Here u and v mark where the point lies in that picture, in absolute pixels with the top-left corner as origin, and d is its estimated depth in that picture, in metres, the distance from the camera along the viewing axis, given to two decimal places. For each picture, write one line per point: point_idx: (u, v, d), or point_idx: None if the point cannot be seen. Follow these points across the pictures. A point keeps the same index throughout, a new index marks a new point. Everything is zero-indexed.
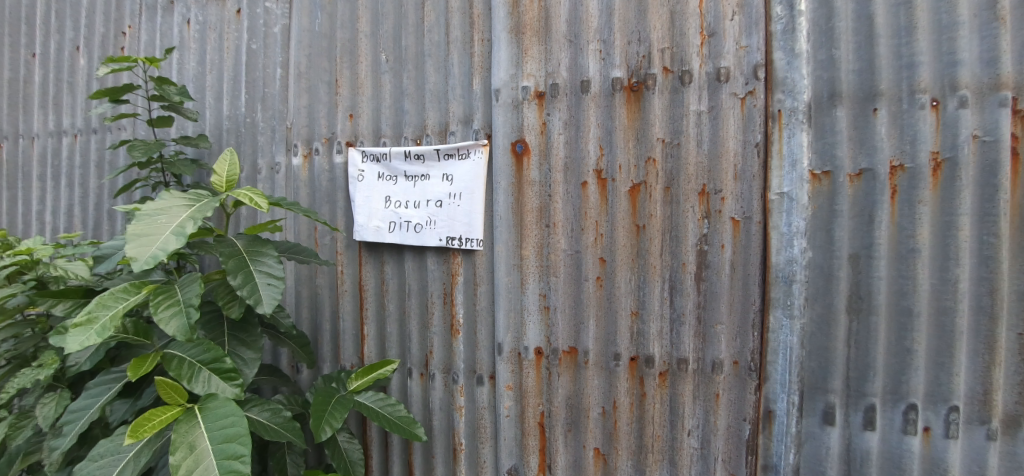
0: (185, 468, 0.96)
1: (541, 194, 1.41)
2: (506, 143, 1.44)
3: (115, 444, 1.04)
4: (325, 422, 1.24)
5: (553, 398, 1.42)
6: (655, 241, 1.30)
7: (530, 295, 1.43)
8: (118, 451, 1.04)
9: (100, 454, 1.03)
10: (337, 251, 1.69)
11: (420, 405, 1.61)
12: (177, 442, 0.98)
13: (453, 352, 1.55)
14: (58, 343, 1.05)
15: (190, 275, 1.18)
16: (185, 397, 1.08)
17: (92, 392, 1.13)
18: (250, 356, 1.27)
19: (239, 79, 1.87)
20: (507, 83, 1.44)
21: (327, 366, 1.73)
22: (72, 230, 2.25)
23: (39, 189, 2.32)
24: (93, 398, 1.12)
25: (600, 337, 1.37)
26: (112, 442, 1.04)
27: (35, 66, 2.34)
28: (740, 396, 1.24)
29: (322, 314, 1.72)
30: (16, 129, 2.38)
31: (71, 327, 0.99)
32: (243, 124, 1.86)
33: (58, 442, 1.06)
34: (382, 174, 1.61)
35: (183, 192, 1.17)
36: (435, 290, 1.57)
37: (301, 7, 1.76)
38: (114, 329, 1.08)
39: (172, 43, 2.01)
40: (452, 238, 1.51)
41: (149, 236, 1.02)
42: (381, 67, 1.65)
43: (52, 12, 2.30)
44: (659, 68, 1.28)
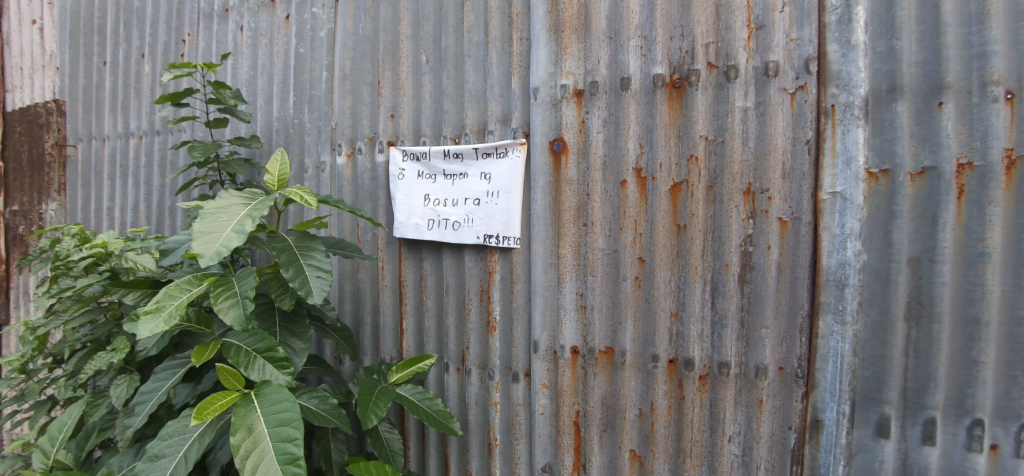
0: (243, 449, 1.01)
1: (579, 193, 1.40)
2: (544, 142, 1.44)
3: (179, 425, 1.09)
4: (370, 412, 1.29)
5: (589, 398, 1.41)
6: (696, 241, 1.26)
7: (566, 294, 1.43)
8: (183, 431, 1.09)
9: (168, 433, 1.09)
10: (378, 247, 1.74)
11: (457, 400, 1.64)
12: (237, 424, 1.04)
13: (489, 348, 1.57)
14: (131, 329, 1.13)
15: (246, 269, 1.25)
16: (242, 383, 1.14)
17: (159, 376, 1.21)
18: (299, 346, 1.33)
19: (288, 82, 1.95)
20: (546, 81, 1.44)
21: (368, 358, 1.78)
22: (138, 225, 2.42)
23: (109, 187, 2.51)
24: (161, 382, 1.19)
25: (637, 338, 1.35)
26: (179, 422, 1.10)
27: (105, 72, 2.52)
28: (785, 403, 1.19)
29: (364, 308, 1.78)
30: (89, 131, 2.57)
31: (142, 314, 1.07)
32: (291, 124, 1.94)
33: (130, 421, 1.14)
34: (421, 172, 1.64)
35: (240, 190, 1.23)
36: (472, 287, 1.58)
37: (346, 11, 1.82)
38: (179, 317, 1.16)
39: (228, 49, 2.12)
40: (489, 236, 1.53)
41: (211, 231, 1.08)
42: (422, 68, 1.68)
43: (120, 22, 2.47)
44: (703, 63, 1.25)
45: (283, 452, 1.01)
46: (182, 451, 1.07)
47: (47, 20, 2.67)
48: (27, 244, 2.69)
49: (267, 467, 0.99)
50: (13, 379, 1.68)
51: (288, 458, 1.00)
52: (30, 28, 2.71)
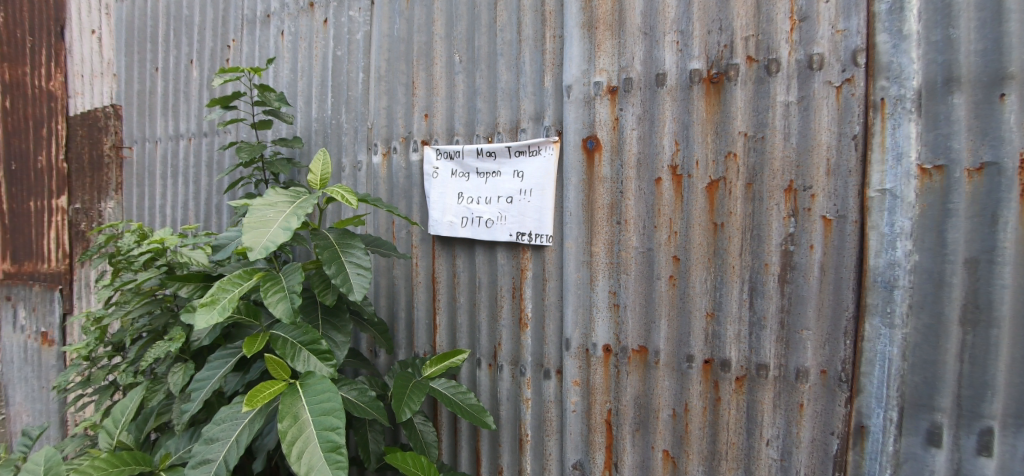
0: (290, 436, 1.06)
1: (612, 191, 1.39)
2: (577, 140, 1.44)
3: (231, 411, 1.15)
4: (405, 404, 1.32)
5: (621, 396, 1.41)
6: (734, 240, 1.24)
7: (599, 292, 1.42)
8: (235, 417, 1.15)
9: (222, 418, 1.15)
10: (413, 244, 1.78)
11: (489, 395, 1.66)
12: (284, 412, 1.09)
13: (521, 345, 1.58)
14: (187, 320, 1.20)
15: (291, 265, 1.30)
16: (288, 373, 1.19)
17: (212, 364, 1.27)
18: (340, 339, 1.38)
19: (326, 84, 2.02)
20: (579, 79, 1.44)
21: (402, 352, 1.83)
22: (187, 222, 2.55)
23: (161, 186, 2.65)
24: (214, 370, 1.26)
25: (672, 337, 1.33)
26: (231, 408, 1.16)
27: (157, 78, 2.66)
28: (828, 408, 1.15)
29: (399, 303, 1.83)
30: (143, 134, 2.72)
31: (198, 306, 1.13)
32: (330, 125, 2.00)
33: (187, 406, 1.21)
34: (455, 171, 1.67)
35: (285, 189, 1.28)
36: (504, 284, 1.60)
37: (382, 14, 1.87)
38: (231, 310, 1.22)
39: (270, 54, 2.21)
40: (522, 233, 1.53)
41: (260, 228, 1.14)
42: (455, 68, 1.70)
43: (171, 30, 2.60)
44: (742, 58, 1.22)
45: (327, 440, 1.05)
46: (234, 436, 1.12)
47: (105, 30, 2.84)
48: (88, 240, 2.87)
49: (312, 454, 1.03)
50: (80, 365, 1.81)
51: (330, 446, 1.04)
52: (90, 38, 2.89)
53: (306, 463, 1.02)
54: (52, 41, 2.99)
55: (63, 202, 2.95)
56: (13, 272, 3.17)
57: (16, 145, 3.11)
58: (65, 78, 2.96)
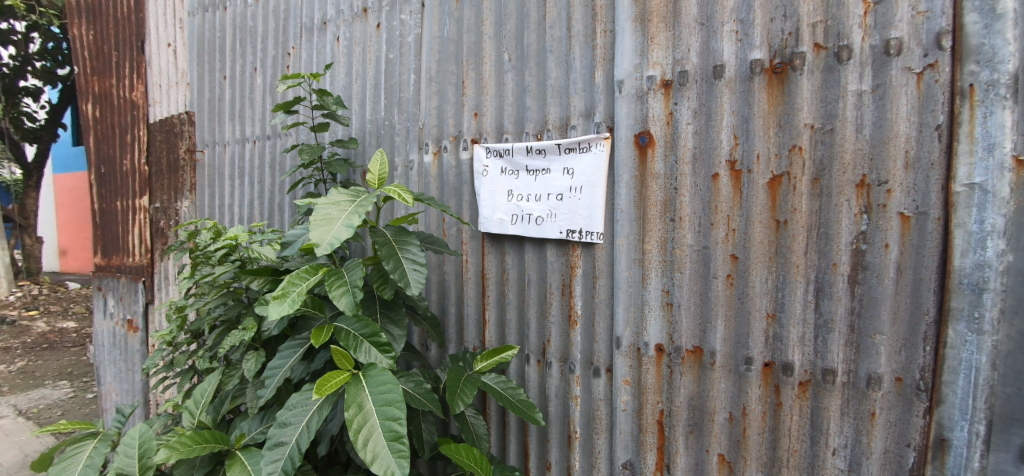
0: (356, 424, 1.11)
1: (665, 187, 1.36)
2: (629, 136, 1.41)
3: (302, 398, 1.22)
4: (458, 398, 1.35)
5: (674, 397, 1.38)
6: (799, 238, 1.18)
7: (651, 291, 1.40)
8: (305, 403, 1.22)
9: (294, 404, 1.22)
10: (463, 241, 1.81)
11: (537, 391, 1.66)
12: (349, 401, 1.15)
13: (570, 342, 1.57)
14: (261, 312, 1.29)
15: (352, 261, 1.36)
16: (352, 364, 1.25)
17: (283, 353, 1.35)
18: (397, 332, 1.44)
19: (379, 86, 2.09)
20: (631, 74, 1.41)
21: (453, 346, 1.87)
22: (253, 220, 2.72)
23: (229, 186, 2.84)
24: (284, 359, 1.34)
25: (729, 338, 1.28)
26: (302, 395, 1.23)
27: (225, 85, 2.85)
28: (903, 418, 1.07)
29: (449, 298, 1.87)
30: (213, 138, 2.92)
31: (271, 299, 1.20)
32: (383, 126, 2.07)
33: (260, 392, 1.30)
34: (505, 168, 1.68)
35: (346, 188, 1.34)
36: (554, 281, 1.60)
37: (432, 16, 1.91)
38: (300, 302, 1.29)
39: (327, 59, 2.31)
40: (573, 231, 1.53)
41: (326, 225, 1.19)
42: (504, 67, 1.72)
43: (237, 40, 2.77)
44: (809, 45, 1.15)
45: (389, 429, 1.10)
46: (305, 421, 1.19)
47: (179, 43, 3.06)
48: (167, 236, 3.13)
49: (376, 442, 1.08)
50: (163, 351, 1.97)
51: (393, 435, 1.09)
52: (166, 51, 3.13)
53: (371, 450, 1.07)
54: (134, 55, 3.25)
55: (145, 202, 3.22)
56: (104, 265, 3.50)
57: (106, 150, 3.42)
58: (145, 89, 3.22)
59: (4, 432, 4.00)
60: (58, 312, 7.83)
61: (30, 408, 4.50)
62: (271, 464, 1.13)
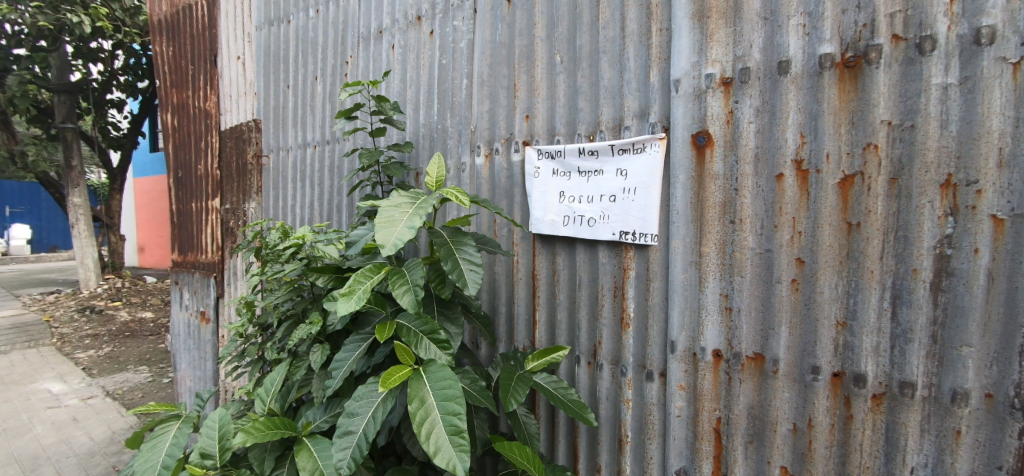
0: (419, 417, 1.16)
1: (724, 189, 1.32)
2: (686, 136, 1.38)
3: (367, 390, 1.28)
4: (511, 396, 1.38)
5: (733, 405, 1.33)
6: (874, 242, 1.11)
7: (708, 295, 1.36)
8: (371, 395, 1.29)
9: (360, 396, 1.28)
10: (514, 242, 1.83)
11: (588, 393, 1.66)
12: (412, 395, 1.20)
13: (622, 345, 1.55)
14: (329, 307, 1.36)
15: (413, 260, 1.42)
16: (413, 359, 1.30)
17: (347, 347, 1.43)
18: (453, 330, 1.48)
19: (433, 91, 2.15)
20: (688, 72, 1.38)
21: (503, 345, 1.90)
22: (313, 220, 2.87)
23: (292, 189, 3.01)
24: (349, 353, 1.41)
25: (794, 346, 1.23)
26: (367, 388, 1.29)
27: (289, 94, 3.02)
28: (993, 438, 0.99)
29: (499, 298, 1.90)
30: (278, 143, 3.11)
31: (340, 296, 1.27)
32: (436, 129, 2.13)
33: (327, 382, 1.38)
34: (556, 170, 1.68)
35: (407, 191, 1.40)
36: (606, 283, 1.58)
37: (484, 21, 1.94)
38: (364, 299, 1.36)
39: (383, 67, 2.41)
40: (626, 232, 1.51)
41: (390, 227, 1.25)
42: (556, 69, 1.72)
43: (300, 51, 2.94)
44: (886, 37, 1.09)
45: (450, 424, 1.14)
46: (370, 412, 1.25)
47: (247, 55, 3.27)
48: (236, 235, 3.35)
49: (438, 435, 1.13)
50: (235, 342, 2.12)
51: (454, 429, 1.12)
52: (236, 63, 3.35)
53: (433, 443, 1.12)
54: (208, 67, 3.50)
55: (216, 203, 3.47)
56: (181, 261, 3.81)
57: (184, 156, 3.73)
58: (217, 99, 3.46)
59: (95, 411, 4.44)
60: (139, 303, 8.57)
61: (116, 390, 4.96)
62: (341, 451, 1.19)
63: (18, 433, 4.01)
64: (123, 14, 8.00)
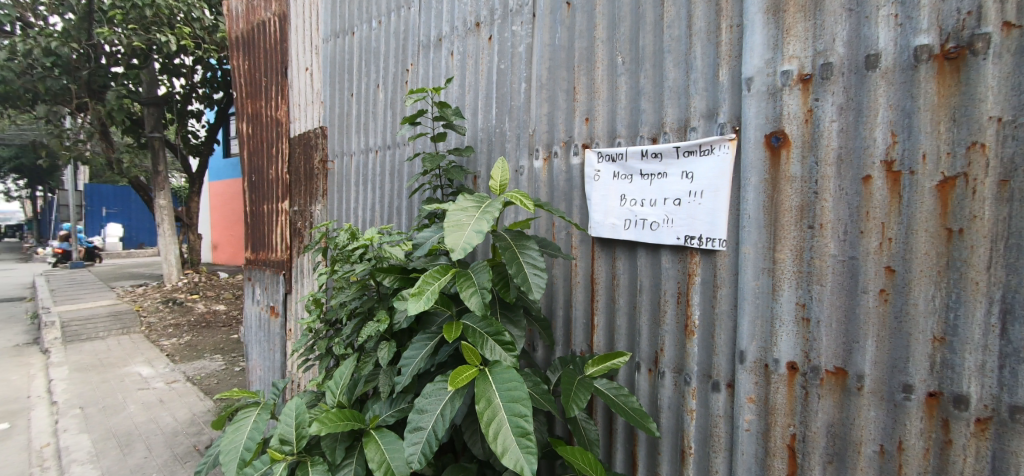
0: (486, 417, 1.20)
1: (802, 192, 1.25)
2: (758, 136, 1.32)
3: (436, 388, 1.32)
4: (572, 401, 1.37)
5: (810, 421, 1.25)
6: (979, 250, 1.01)
7: (783, 303, 1.28)
8: (439, 393, 1.32)
9: (428, 393, 1.32)
10: (573, 245, 1.82)
11: (648, 401, 1.61)
12: (479, 395, 1.24)
13: (686, 353, 1.50)
14: (400, 306, 1.42)
15: (478, 263, 1.45)
16: (479, 360, 1.34)
17: (415, 345, 1.48)
18: (516, 332, 1.51)
19: (491, 96, 2.18)
20: (762, 70, 1.31)
21: (559, 348, 1.89)
22: (374, 222, 3.00)
23: (355, 192, 3.15)
24: (416, 351, 1.46)
25: (882, 362, 1.14)
26: (434, 386, 1.33)
27: (353, 102, 3.16)
28: None
29: (557, 301, 1.89)
30: (343, 148, 3.26)
31: (410, 296, 1.32)
32: (495, 133, 2.16)
33: (396, 378, 1.43)
34: (617, 173, 1.66)
35: (472, 195, 1.43)
36: (669, 288, 1.54)
37: (543, 25, 1.95)
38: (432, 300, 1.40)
39: (443, 73, 2.48)
40: (691, 237, 1.46)
41: (458, 230, 1.28)
42: (617, 70, 1.69)
43: (363, 61, 3.07)
44: (995, 25, 0.99)
45: (517, 425, 1.17)
46: (439, 409, 1.29)
47: (315, 67, 3.46)
48: (302, 236, 3.54)
49: (505, 436, 1.16)
50: (305, 337, 2.24)
51: (521, 431, 1.16)
52: (305, 74, 3.55)
53: (501, 443, 1.15)
54: (280, 79, 3.74)
55: (286, 205, 3.69)
56: (254, 259, 4.09)
57: (258, 162, 4.00)
58: (288, 108, 3.69)
59: (178, 393, 4.85)
60: (214, 297, 9.29)
61: (195, 375, 5.41)
62: (413, 445, 1.24)
63: (115, 410, 4.46)
64: (203, 32, 8.69)
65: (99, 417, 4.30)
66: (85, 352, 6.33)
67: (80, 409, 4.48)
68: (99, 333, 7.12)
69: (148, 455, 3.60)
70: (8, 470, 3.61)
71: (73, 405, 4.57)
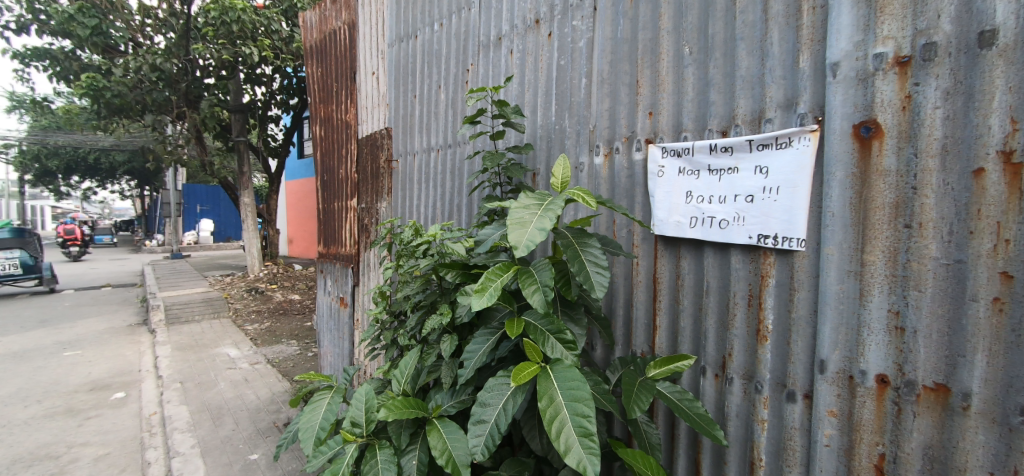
0: (548, 414, 1.20)
1: (897, 187, 1.13)
2: (845, 126, 1.21)
3: (498, 382, 1.33)
4: (634, 403, 1.33)
5: (902, 441, 1.13)
6: None
7: (872, 310, 1.17)
8: (501, 387, 1.34)
9: (491, 387, 1.34)
10: (634, 243, 1.77)
11: (714, 407, 1.53)
12: (541, 392, 1.24)
13: (758, 359, 1.41)
14: (463, 301, 1.44)
15: (540, 260, 1.44)
16: (540, 357, 1.33)
17: (477, 340, 1.50)
18: (577, 330, 1.49)
19: (551, 93, 2.16)
20: (849, 54, 1.20)
21: (619, 348, 1.84)
22: (436, 219, 3.08)
23: (418, 190, 3.25)
24: (479, 345, 1.48)
25: (994, 379, 1.00)
26: (497, 380, 1.34)
27: (416, 102, 3.25)
28: None
29: (617, 300, 1.84)
30: (406, 148, 3.37)
31: (474, 292, 1.33)
32: (555, 130, 2.14)
33: (459, 371, 1.46)
34: (683, 168, 1.58)
35: (534, 193, 1.43)
36: (738, 290, 1.45)
37: (605, 18, 1.90)
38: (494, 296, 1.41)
39: (503, 72, 2.49)
40: (765, 236, 1.37)
41: (521, 228, 1.28)
42: (684, 61, 1.61)
43: (426, 63, 3.15)
44: None
45: (579, 425, 1.16)
46: (501, 403, 1.29)
47: (381, 70, 3.59)
48: (369, 231, 3.70)
49: (568, 435, 1.15)
50: (373, 327, 2.35)
51: (583, 431, 1.14)
52: (372, 78, 3.70)
53: (564, 441, 1.15)
54: (349, 83, 3.93)
55: (354, 203, 3.88)
56: (326, 253, 4.33)
57: (329, 162, 4.24)
58: (357, 111, 3.87)
59: (260, 374, 5.27)
60: (290, 287, 9.98)
61: (274, 358, 5.84)
62: (476, 438, 1.25)
63: (208, 386, 4.92)
64: (281, 43, 9.34)
65: (196, 391, 4.77)
66: (183, 333, 7.03)
67: (179, 383, 4.99)
68: (195, 316, 7.89)
69: (235, 428, 3.94)
70: (124, 433, 4.10)
71: (174, 379, 5.09)
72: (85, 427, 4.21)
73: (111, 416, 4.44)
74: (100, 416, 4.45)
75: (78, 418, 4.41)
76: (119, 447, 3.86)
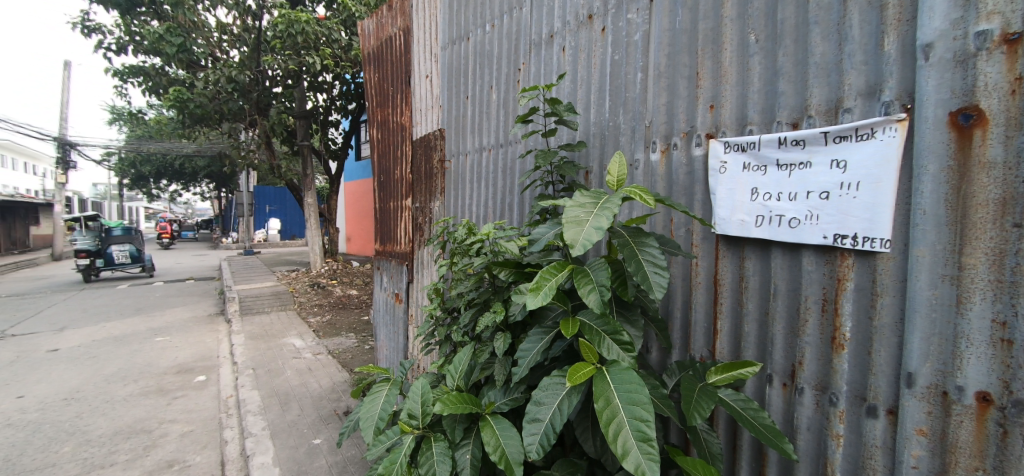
0: (605, 416, 1.17)
1: (1005, 182, 1.01)
2: (939, 114, 1.08)
3: (553, 382, 1.31)
4: (694, 409, 1.27)
5: (1008, 468, 1.01)
6: None
7: (972, 320, 1.05)
8: (556, 386, 1.31)
9: (546, 386, 1.32)
10: (693, 243, 1.69)
11: (781, 419, 1.44)
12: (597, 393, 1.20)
13: (833, 369, 1.30)
14: (517, 300, 1.43)
15: (595, 260, 1.41)
16: (597, 359, 1.30)
17: (530, 339, 1.48)
18: (634, 332, 1.45)
19: (605, 88, 2.11)
20: (944, 34, 1.08)
21: (676, 352, 1.77)
22: (487, 218, 3.10)
23: (470, 190, 3.29)
24: (532, 344, 1.47)
25: None
26: (552, 380, 1.32)
27: (468, 103, 3.29)
28: None
29: (674, 302, 1.77)
30: (459, 148, 3.42)
31: (528, 291, 1.32)
32: (609, 126, 2.09)
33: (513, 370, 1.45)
34: (748, 164, 1.49)
35: (589, 191, 1.39)
36: (811, 294, 1.35)
37: (662, 8, 1.82)
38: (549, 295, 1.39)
39: (555, 69, 2.46)
40: (842, 236, 1.26)
41: (577, 227, 1.25)
42: (749, 50, 1.52)
43: (478, 64, 3.18)
44: None
45: (637, 429, 1.12)
46: (556, 402, 1.27)
47: (435, 73, 3.66)
48: (422, 230, 3.79)
49: (626, 438, 1.12)
50: (427, 323, 2.40)
51: (642, 436, 1.10)
52: (425, 81, 3.78)
53: (621, 444, 1.12)
54: (404, 87, 4.04)
55: (409, 202, 3.99)
56: (382, 251, 4.49)
57: (385, 163, 4.38)
58: (411, 113, 3.97)
59: (322, 364, 5.55)
60: (349, 283, 10.44)
61: (335, 349, 6.13)
62: (530, 436, 1.24)
63: (277, 373, 5.24)
64: (342, 51, 9.77)
65: (266, 378, 5.09)
66: (254, 323, 7.54)
67: (252, 370, 5.35)
68: (264, 308, 8.43)
69: (301, 413, 4.17)
70: (205, 413, 4.45)
71: (248, 366, 5.47)
72: (173, 406, 4.61)
73: (195, 396, 4.83)
74: (185, 396, 4.86)
75: (167, 397, 4.83)
76: (201, 425, 4.20)
